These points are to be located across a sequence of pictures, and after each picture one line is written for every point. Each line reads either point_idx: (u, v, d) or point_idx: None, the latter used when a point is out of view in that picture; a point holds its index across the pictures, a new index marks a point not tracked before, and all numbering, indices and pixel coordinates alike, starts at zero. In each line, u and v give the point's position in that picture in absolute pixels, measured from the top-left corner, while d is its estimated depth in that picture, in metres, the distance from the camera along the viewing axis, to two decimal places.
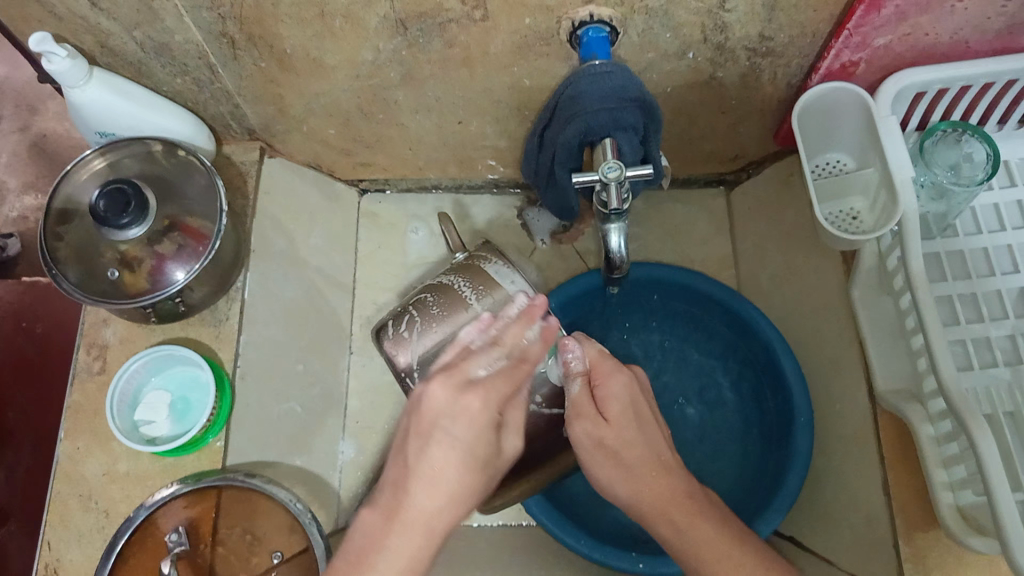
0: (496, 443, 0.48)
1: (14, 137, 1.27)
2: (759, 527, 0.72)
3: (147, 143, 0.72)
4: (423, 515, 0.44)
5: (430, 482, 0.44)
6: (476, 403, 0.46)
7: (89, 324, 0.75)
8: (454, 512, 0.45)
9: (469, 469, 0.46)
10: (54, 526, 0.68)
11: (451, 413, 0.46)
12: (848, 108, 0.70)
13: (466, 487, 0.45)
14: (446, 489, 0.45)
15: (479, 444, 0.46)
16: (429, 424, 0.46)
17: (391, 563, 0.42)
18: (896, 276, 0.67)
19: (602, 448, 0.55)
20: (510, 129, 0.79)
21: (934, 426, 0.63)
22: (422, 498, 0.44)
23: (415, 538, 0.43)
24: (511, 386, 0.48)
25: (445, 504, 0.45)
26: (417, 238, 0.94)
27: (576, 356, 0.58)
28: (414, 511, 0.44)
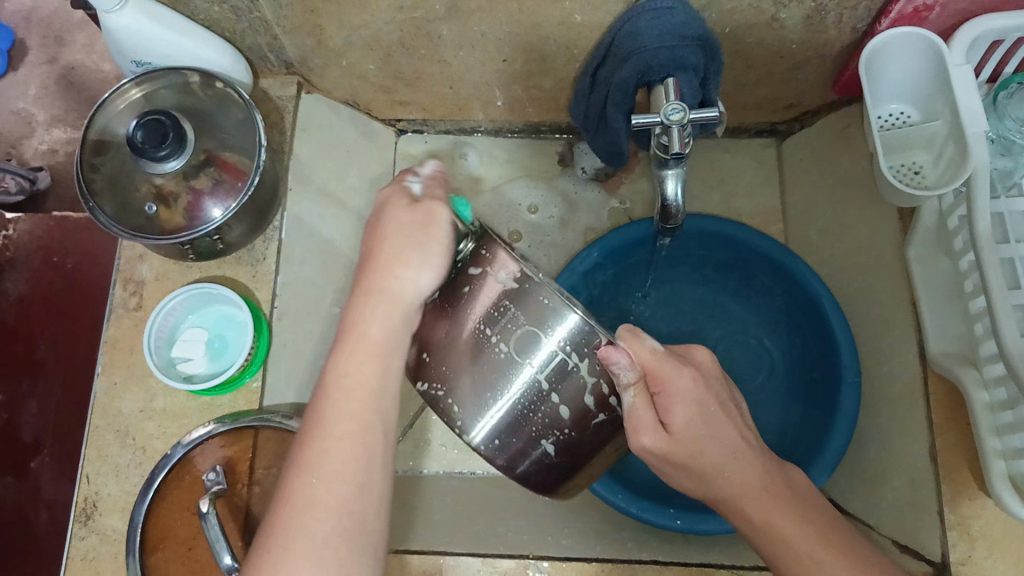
0: (396, 221, 0.51)
1: (42, 69, 1.25)
2: (814, 476, 0.70)
3: (183, 74, 0.70)
4: (388, 288, 0.50)
5: (368, 282, 0.51)
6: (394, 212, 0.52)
7: (125, 260, 0.74)
8: (372, 309, 0.50)
9: (389, 267, 0.51)
10: (93, 460, 0.69)
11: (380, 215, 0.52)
12: (918, 57, 0.66)
13: (387, 279, 0.50)
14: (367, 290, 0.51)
15: (398, 240, 0.51)
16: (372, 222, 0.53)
17: (352, 378, 0.48)
18: (957, 236, 0.64)
19: (667, 460, 0.53)
20: (557, 69, 0.76)
21: (989, 392, 0.61)
22: (372, 270, 0.51)
23: (368, 355, 0.49)
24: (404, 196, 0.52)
25: (377, 318, 0.50)
26: (467, 162, 0.91)
27: (618, 362, 0.49)
28: (360, 321, 0.50)
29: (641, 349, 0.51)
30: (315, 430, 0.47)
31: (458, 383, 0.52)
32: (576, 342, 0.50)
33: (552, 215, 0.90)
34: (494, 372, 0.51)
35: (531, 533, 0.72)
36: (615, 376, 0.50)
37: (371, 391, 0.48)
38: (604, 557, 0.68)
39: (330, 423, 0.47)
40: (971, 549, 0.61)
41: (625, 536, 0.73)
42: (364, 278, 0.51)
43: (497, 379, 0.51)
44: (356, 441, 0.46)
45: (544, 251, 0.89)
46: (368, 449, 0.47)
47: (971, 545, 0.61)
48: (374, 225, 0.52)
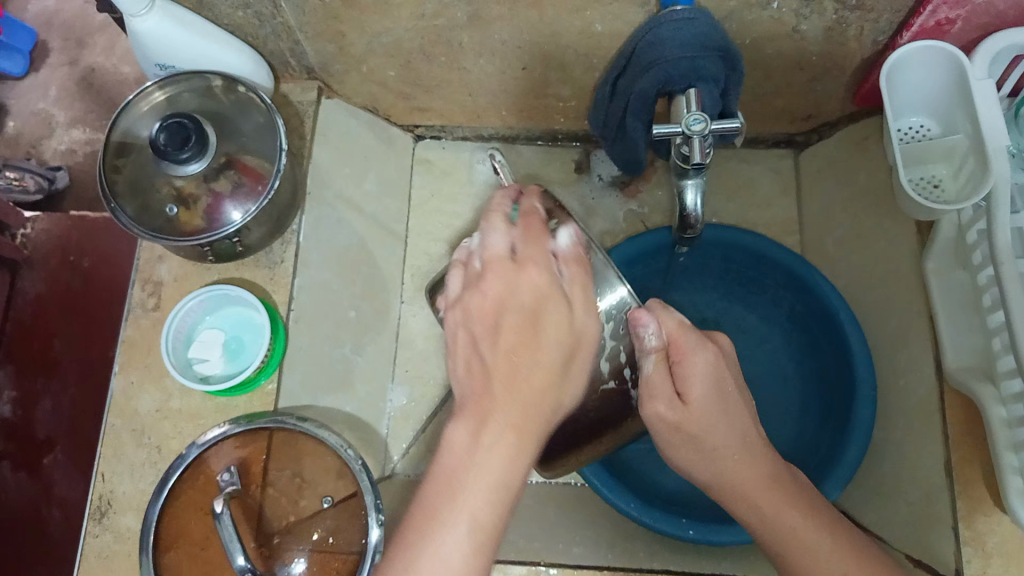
0: (544, 331, 0.47)
1: (63, 70, 1.26)
2: (825, 492, 0.70)
3: (206, 78, 0.71)
4: (538, 378, 0.46)
5: (495, 415, 0.45)
6: (557, 316, 0.48)
7: (144, 260, 0.75)
8: (490, 457, 0.44)
9: (524, 404, 0.46)
10: (109, 459, 0.69)
11: (512, 293, 0.48)
12: (939, 70, 0.66)
13: (513, 425, 0.45)
14: (487, 420, 0.45)
15: (536, 365, 0.47)
16: (502, 307, 0.47)
17: (478, 470, 0.44)
18: (976, 250, 0.64)
19: (678, 431, 0.55)
20: (576, 77, 0.76)
21: (1006, 408, 0.60)
22: (530, 353, 0.47)
23: (507, 450, 0.45)
24: (543, 267, 0.49)
25: (519, 413, 0.46)
26: (486, 167, 0.92)
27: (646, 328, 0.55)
28: (498, 410, 0.46)
29: (668, 318, 0.56)
30: (433, 515, 0.43)
31: None
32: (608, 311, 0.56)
33: None
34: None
35: (543, 540, 0.72)
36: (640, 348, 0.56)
37: (497, 491, 0.44)
38: (615, 566, 0.68)
39: (450, 515, 0.43)
40: (985, 566, 0.60)
41: (636, 545, 0.72)
42: (503, 355, 0.47)
43: None
44: (481, 549, 0.43)
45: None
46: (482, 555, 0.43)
47: (986, 562, 0.60)
48: (508, 321, 0.47)
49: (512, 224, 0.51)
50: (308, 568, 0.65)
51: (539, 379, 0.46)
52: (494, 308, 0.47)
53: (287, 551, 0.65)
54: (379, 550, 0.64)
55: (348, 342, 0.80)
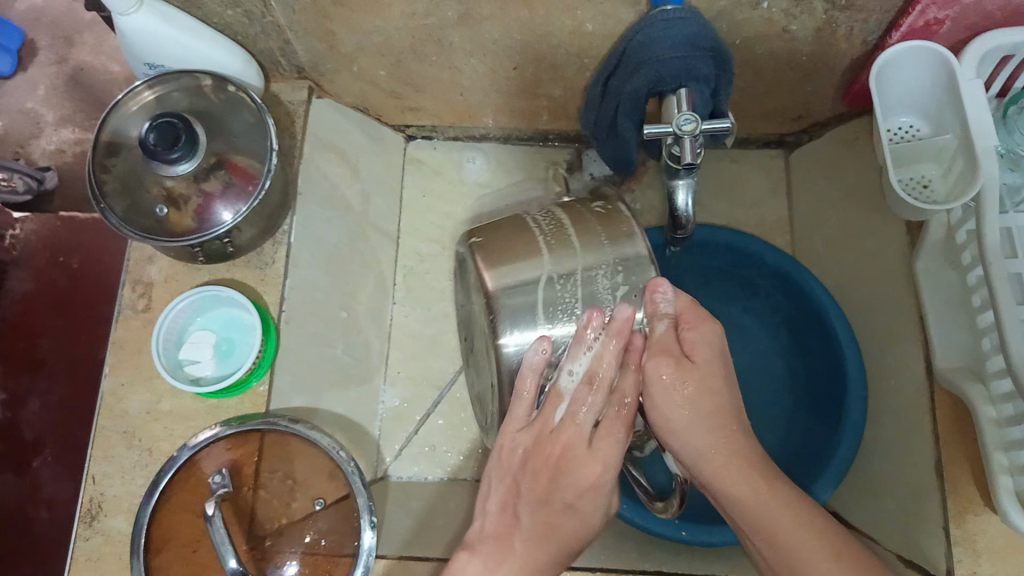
0: (581, 520, 0.55)
1: (51, 69, 1.25)
2: (816, 492, 0.70)
3: (196, 76, 0.70)
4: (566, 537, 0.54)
5: (510, 560, 0.53)
6: (604, 478, 0.54)
7: (133, 261, 0.74)
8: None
9: (540, 558, 0.53)
10: (99, 461, 0.69)
11: (569, 472, 0.54)
12: (929, 70, 0.66)
13: (520, 574, 0.52)
14: (501, 563, 0.53)
15: (570, 527, 0.54)
16: (558, 487, 0.54)
17: None
18: (965, 251, 0.65)
19: (681, 392, 0.54)
20: (568, 77, 0.76)
21: (996, 407, 0.61)
22: (568, 514, 0.54)
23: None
24: (615, 457, 0.54)
25: (534, 555, 0.53)
26: (476, 166, 0.92)
27: (657, 297, 0.57)
28: (515, 552, 0.53)
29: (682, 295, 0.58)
30: None
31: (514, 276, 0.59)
32: (622, 264, 0.58)
33: None
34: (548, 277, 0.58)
35: None
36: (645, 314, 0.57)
37: None
38: (608, 567, 0.67)
39: None
40: (976, 564, 0.60)
41: (629, 544, 0.73)
42: (546, 508, 0.54)
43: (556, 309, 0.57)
44: None
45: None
46: None
47: (975, 559, 0.61)
48: (557, 502, 0.54)
49: (608, 400, 0.55)
50: (300, 570, 0.65)
51: (561, 543, 0.54)
52: (548, 487, 0.54)
53: (279, 554, 0.66)
54: (372, 552, 0.64)
55: (338, 342, 0.80)
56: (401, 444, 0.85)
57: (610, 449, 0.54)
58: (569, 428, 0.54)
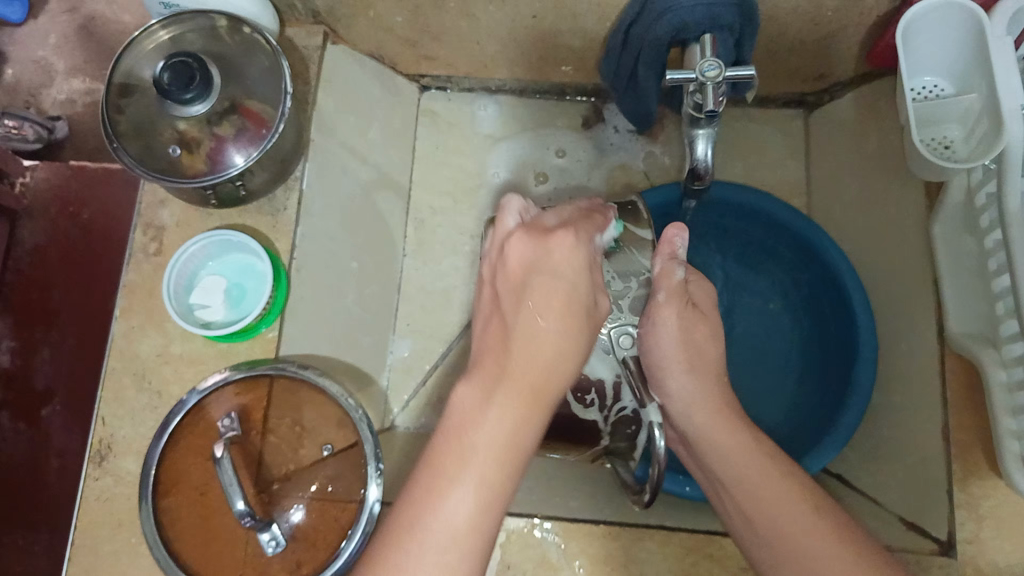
0: (558, 276, 0.47)
1: (63, 19, 1.23)
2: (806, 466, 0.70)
3: (212, 17, 0.70)
4: (564, 296, 0.47)
5: (510, 373, 0.45)
6: (567, 252, 0.49)
7: (145, 205, 0.74)
8: (498, 418, 0.43)
9: (542, 358, 0.45)
10: (109, 402, 0.69)
11: (546, 261, 0.48)
12: (957, 26, 0.65)
13: (524, 385, 0.44)
14: (502, 377, 0.45)
15: (561, 313, 0.46)
16: (531, 273, 0.48)
17: (497, 407, 0.44)
18: (984, 214, 0.63)
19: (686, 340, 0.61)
20: (587, 28, 0.75)
21: (1007, 372, 0.60)
22: (545, 264, 0.48)
23: (527, 385, 0.44)
24: (580, 245, 0.49)
25: (549, 335, 0.46)
26: (489, 114, 0.91)
27: (676, 243, 0.62)
28: (520, 346, 0.46)
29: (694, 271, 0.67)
30: (446, 449, 0.43)
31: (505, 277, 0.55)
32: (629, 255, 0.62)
33: (579, 160, 0.90)
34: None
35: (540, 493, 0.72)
36: (658, 258, 0.62)
37: (517, 421, 0.44)
38: (613, 521, 0.68)
39: (466, 451, 0.43)
40: (978, 528, 0.60)
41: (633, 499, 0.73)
42: (513, 280, 0.48)
43: None
44: (501, 471, 0.43)
45: (569, 193, 0.89)
46: (495, 454, 0.43)
47: (978, 523, 0.61)
48: (534, 283, 0.47)
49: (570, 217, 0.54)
50: (305, 516, 0.65)
51: (564, 335, 0.46)
52: (523, 276, 0.48)
53: (287, 497, 0.66)
54: (378, 501, 0.64)
55: (350, 291, 0.80)
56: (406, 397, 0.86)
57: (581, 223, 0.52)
58: (539, 222, 0.51)
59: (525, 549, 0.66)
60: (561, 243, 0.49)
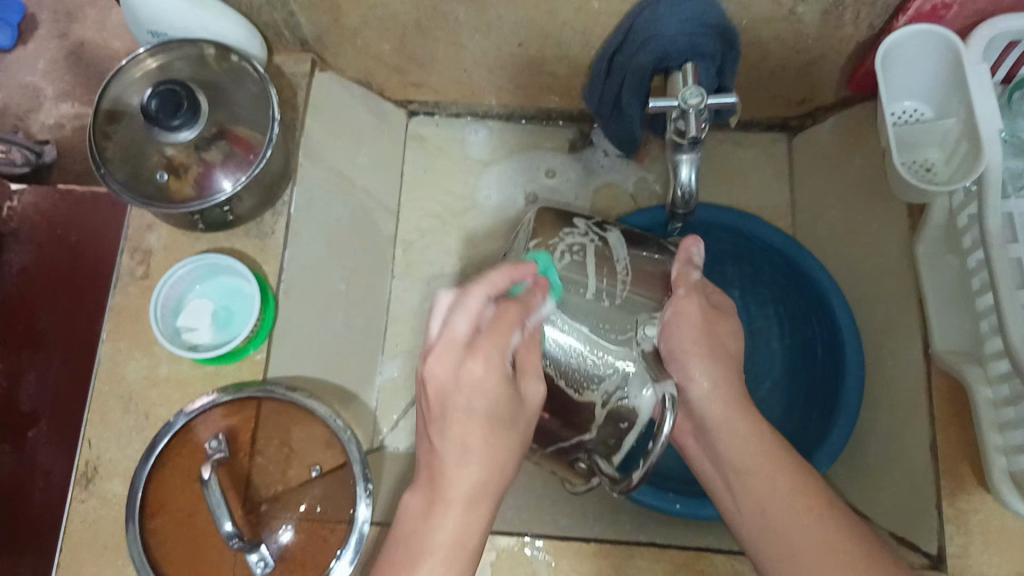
0: (474, 400, 0.47)
1: (53, 45, 1.24)
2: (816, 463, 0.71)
3: (200, 46, 0.70)
4: (482, 414, 0.47)
5: (445, 498, 0.46)
6: (479, 375, 0.47)
7: (133, 228, 0.74)
8: (444, 529, 0.45)
9: (481, 480, 0.47)
10: (95, 426, 0.69)
11: (459, 385, 0.47)
12: (933, 54, 0.66)
13: (466, 505, 0.46)
14: (438, 495, 0.46)
15: (486, 434, 0.47)
16: (448, 401, 0.47)
17: (440, 529, 0.46)
18: (966, 234, 0.64)
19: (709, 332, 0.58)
20: (572, 55, 0.76)
21: (992, 389, 0.61)
22: (455, 387, 0.47)
23: (466, 502, 0.46)
24: (496, 358, 0.48)
25: (477, 460, 0.46)
26: (478, 138, 0.92)
27: (691, 252, 0.61)
28: (446, 462, 0.46)
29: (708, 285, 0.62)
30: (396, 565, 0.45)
31: None
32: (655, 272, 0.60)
33: (569, 179, 0.90)
34: (567, 281, 0.57)
35: (530, 514, 0.72)
36: (674, 263, 0.60)
37: (463, 534, 0.46)
38: (602, 539, 0.68)
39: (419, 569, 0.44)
40: (969, 547, 0.60)
41: (624, 521, 0.73)
42: (430, 403, 0.48)
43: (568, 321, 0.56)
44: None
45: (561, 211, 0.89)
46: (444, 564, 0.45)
47: (968, 541, 0.61)
48: (455, 411, 0.47)
49: (489, 302, 0.50)
50: (294, 537, 0.65)
51: (495, 457, 0.47)
52: (442, 401, 0.47)
53: (274, 519, 0.66)
54: (367, 522, 0.64)
55: (338, 314, 0.80)
56: (398, 415, 0.85)
57: (501, 324, 0.49)
58: (451, 332, 0.48)
59: (515, 567, 0.66)
60: (472, 365, 0.47)
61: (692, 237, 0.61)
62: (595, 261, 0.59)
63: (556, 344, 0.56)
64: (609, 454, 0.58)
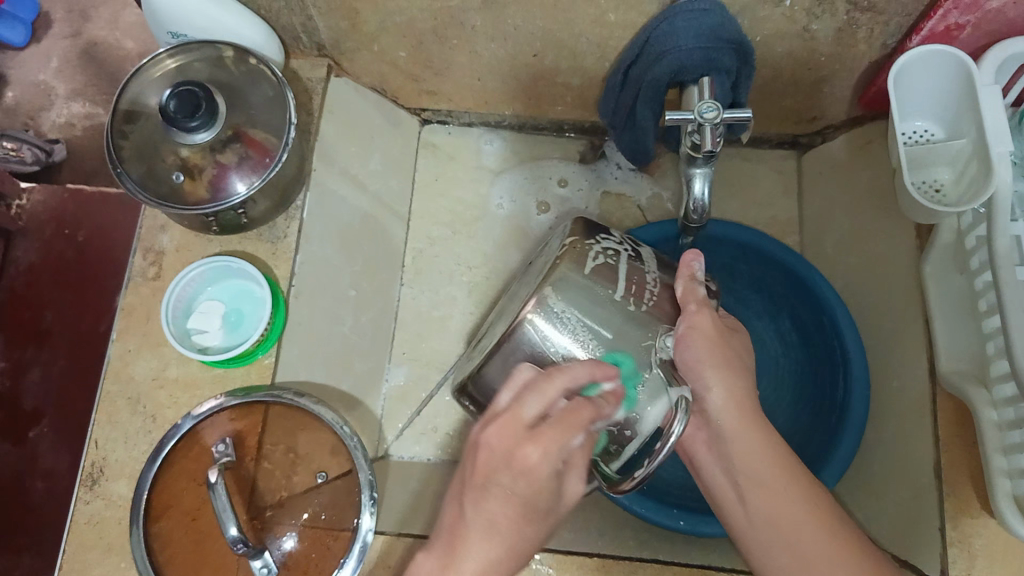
0: (519, 482, 0.45)
1: (66, 43, 1.25)
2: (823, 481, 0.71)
3: (219, 48, 0.71)
4: (519, 499, 0.45)
5: (459, 572, 0.44)
6: (533, 460, 0.45)
7: (146, 229, 0.75)
8: None
9: (494, 559, 0.45)
10: (102, 425, 0.69)
11: (511, 465, 0.45)
12: (945, 74, 0.67)
13: None
14: (454, 565, 0.44)
15: (515, 519, 0.45)
16: (493, 477, 0.45)
17: None
18: (973, 255, 0.65)
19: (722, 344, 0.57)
20: (586, 66, 0.77)
21: (997, 411, 0.61)
22: (506, 469, 0.45)
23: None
24: (556, 451, 0.45)
25: (495, 541, 0.45)
26: (492, 148, 0.93)
27: (694, 266, 0.59)
28: (468, 536, 0.45)
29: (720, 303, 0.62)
30: None
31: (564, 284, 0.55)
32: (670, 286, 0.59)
33: (581, 189, 0.90)
34: (596, 282, 0.55)
35: None
36: (678, 278, 0.59)
37: None
38: (607, 554, 0.67)
39: None
40: (971, 567, 0.61)
41: (627, 532, 0.73)
42: (471, 471, 0.46)
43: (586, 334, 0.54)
44: None
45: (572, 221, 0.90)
46: None
47: (971, 562, 0.61)
48: (495, 489, 0.45)
49: (571, 396, 0.48)
50: (298, 544, 0.65)
51: (517, 543, 0.45)
52: (487, 470, 0.46)
53: (279, 525, 0.65)
54: (372, 530, 0.65)
55: (347, 318, 0.80)
56: (402, 424, 0.85)
57: (570, 417, 0.46)
58: (518, 411, 0.46)
59: None
60: (526, 449, 0.45)
61: (694, 254, 0.60)
62: (626, 270, 0.57)
63: (573, 340, 0.54)
64: (604, 459, 0.53)
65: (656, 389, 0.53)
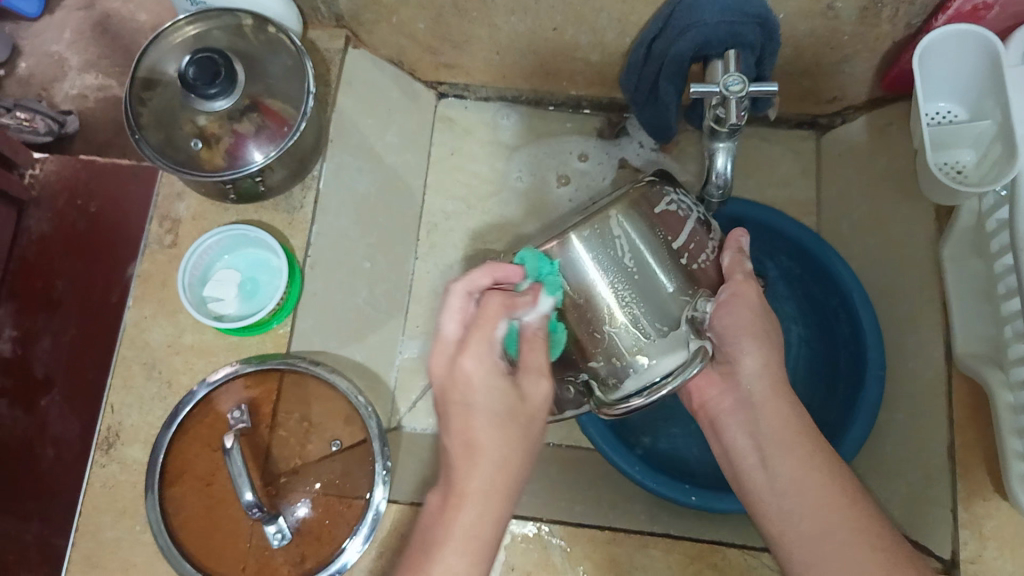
0: (472, 396, 0.49)
1: (78, 14, 1.24)
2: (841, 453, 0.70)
3: (238, 16, 0.71)
4: (484, 411, 0.49)
5: (461, 493, 0.48)
6: (471, 369, 0.49)
7: (163, 197, 0.75)
8: (458, 524, 0.47)
9: (492, 476, 0.48)
10: (117, 390, 0.69)
11: (458, 382, 0.50)
12: (971, 55, 0.66)
13: (474, 498, 0.47)
14: (456, 492, 0.48)
15: (491, 428, 0.48)
16: (448, 404, 0.50)
17: (459, 520, 0.47)
18: (994, 238, 0.64)
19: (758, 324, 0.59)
20: (606, 42, 0.76)
21: (1013, 394, 0.61)
22: (454, 387, 0.50)
23: (478, 497, 0.47)
24: (484, 351, 0.49)
25: (483, 456, 0.48)
26: (508, 123, 0.92)
27: (741, 243, 0.60)
28: (461, 460, 0.48)
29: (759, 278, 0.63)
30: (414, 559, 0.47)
31: (631, 218, 0.53)
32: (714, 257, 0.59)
33: (602, 163, 0.90)
34: (659, 225, 0.54)
35: (543, 497, 0.72)
36: (727, 250, 0.60)
37: (476, 529, 0.47)
38: (617, 527, 0.68)
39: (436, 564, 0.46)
40: (981, 549, 0.61)
41: (637, 507, 0.73)
42: (441, 406, 0.51)
43: (631, 272, 0.53)
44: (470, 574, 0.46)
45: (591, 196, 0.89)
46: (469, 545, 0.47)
47: (981, 544, 0.61)
48: (453, 409, 0.50)
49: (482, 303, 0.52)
50: (311, 511, 0.65)
51: (504, 448, 0.48)
52: (445, 397, 0.50)
53: (293, 491, 0.66)
54: (383, 501, 0.66)
55: (361, 291, 0.79)
56: (417, 395, 0.85)
57: (487, 317, 0.50)
58: (445, 337, 0.52)
59: (528, 553, 0.67)
60: (464, 361, 0.49)
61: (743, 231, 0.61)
62: (691, 226, 0.57)
63: (612, 278, 0.53)
64: (599, 386, 0.55)
65: (675, 344, 0.54)
